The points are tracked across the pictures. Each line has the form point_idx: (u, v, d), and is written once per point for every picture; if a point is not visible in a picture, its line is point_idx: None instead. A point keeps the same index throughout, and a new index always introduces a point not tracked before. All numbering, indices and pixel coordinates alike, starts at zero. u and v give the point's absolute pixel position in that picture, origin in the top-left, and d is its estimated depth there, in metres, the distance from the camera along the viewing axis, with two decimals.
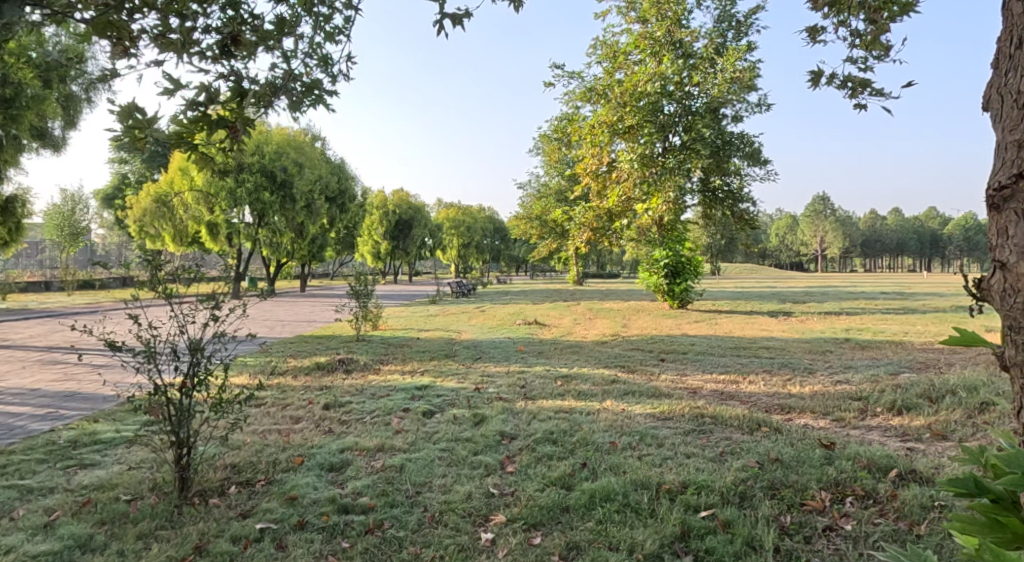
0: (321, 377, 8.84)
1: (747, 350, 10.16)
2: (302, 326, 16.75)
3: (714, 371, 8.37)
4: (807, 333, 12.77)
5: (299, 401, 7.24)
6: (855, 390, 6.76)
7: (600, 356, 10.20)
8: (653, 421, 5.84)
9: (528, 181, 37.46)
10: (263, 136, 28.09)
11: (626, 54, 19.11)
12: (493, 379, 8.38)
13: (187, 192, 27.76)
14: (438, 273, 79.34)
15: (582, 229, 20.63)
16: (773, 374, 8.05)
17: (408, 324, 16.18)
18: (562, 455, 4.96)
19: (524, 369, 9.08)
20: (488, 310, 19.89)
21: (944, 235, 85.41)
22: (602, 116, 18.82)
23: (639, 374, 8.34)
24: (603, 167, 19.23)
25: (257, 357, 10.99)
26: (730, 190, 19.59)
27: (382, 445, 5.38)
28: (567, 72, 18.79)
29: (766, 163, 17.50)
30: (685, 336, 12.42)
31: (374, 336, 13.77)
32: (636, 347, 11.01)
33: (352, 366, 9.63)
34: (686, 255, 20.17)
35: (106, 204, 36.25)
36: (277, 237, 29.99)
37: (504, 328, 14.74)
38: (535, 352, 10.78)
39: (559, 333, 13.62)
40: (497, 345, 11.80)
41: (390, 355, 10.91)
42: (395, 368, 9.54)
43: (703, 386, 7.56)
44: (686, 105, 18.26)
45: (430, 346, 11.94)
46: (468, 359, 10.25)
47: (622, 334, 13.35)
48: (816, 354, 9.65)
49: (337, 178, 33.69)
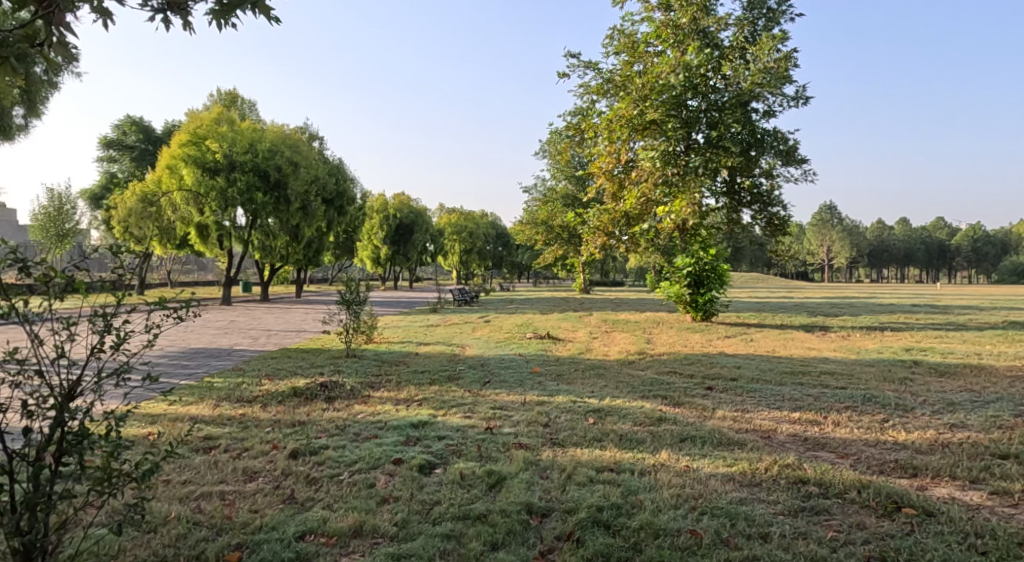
0: (297, 408, 7.20)
1: (806, 376, 8.54)
2: (289, 337, 15.13)
3: (783, 407, 6.69)
4: (861, 354, 11.11)
5: (261, 445, 5.64)
6: (991, 442, 5.10)
7: (633, 382, 8.54)
8: (736, 491, 4.27)
9: (535, 184, 35.67)
10: (257, 133, 26.63)
11: (646, 44, 17.62)
12: (509, 414, 6.75)
13: (175, 193, 25.66)
14: (439, 279, 78.18)
15: (597, 233, 19.19)
16: (859, 411, 6.37)
17: (405, 336, 14.54)
18: (623, 556, 3.50)
19: (545, 399, 7.44)
20: (493, 321, 18.25)
21: (951, 246, 83.54)
22: (620, 110, 17.18)
23: (691, 412, 6.69)
24: (619, 166, 17.95)
25: (227, 379, 9.34)
26: (760, 192, 17.76)
27: (361, 526, 3.87)
28: (582, 63, 17.21)
29: (804, 161, 15.77)
30: (724, 356, 10.77)
31: (366, 351, 12.14)
32: (672, 371, 9.33)
33: (336, 392, 8.00)
34: (710, 263, 18.46)
35: (93, 204, 34.69)
36: (271, 240, 28.52)
37: (513, 342, 13.15)
38: (552, 376, 9.10)
39: (576, 350, 12.03)
40: (506, 366, 10.13)
41: (382, 376, 9.27)
42: (390, 396, 7.88)
43: (781, 431, 5.89)
44: (712, 100, 16.65)
45: (430, 366, 10.26)
46: (474, 384, 8.59)
47: (649, 352, 11.70)
48: (896, 382, 7.96)
49: (336, 179, 32.15)
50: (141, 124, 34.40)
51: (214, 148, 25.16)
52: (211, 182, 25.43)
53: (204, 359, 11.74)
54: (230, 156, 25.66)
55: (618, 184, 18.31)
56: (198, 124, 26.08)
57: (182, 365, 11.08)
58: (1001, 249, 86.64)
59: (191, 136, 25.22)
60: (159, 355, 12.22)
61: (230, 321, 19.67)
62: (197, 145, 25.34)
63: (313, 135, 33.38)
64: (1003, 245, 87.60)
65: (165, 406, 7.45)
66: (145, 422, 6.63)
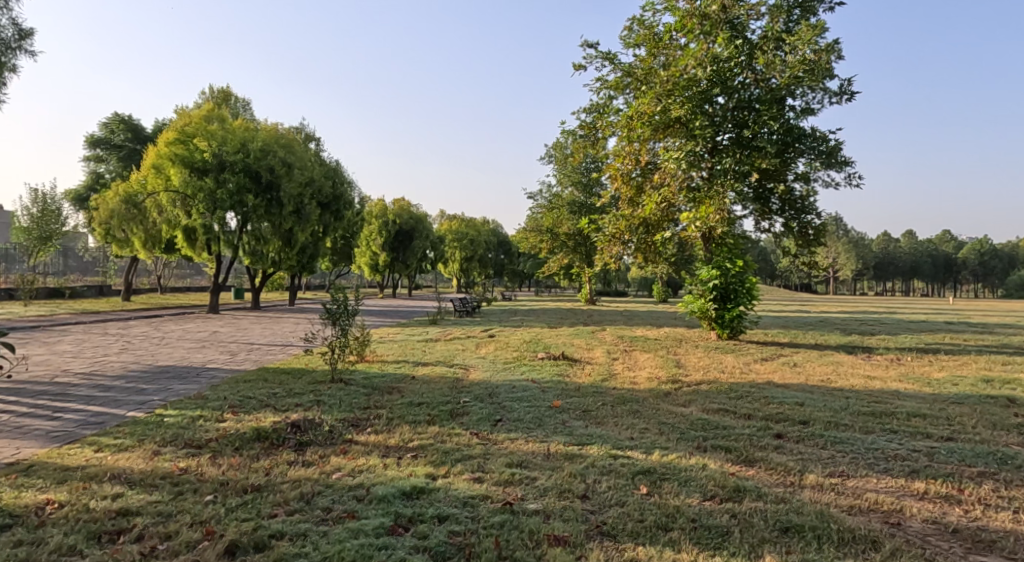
0: (255, 462, 5.55)
1: (893, 420, 6.87)
2: (271, 354, 13.48)
3: (895, 472, 5.06)
4: (933, 386, 9.44)
5: (190, 530, 4.16)
6: None
7: (679, 425, 6.85)
8: None
9: (540, 190, 33.97)
10: (250, 133, 25.01)
11: (669, 35, 16.06)
12: (530, 475, 5.12)
13: (161, 193, 24.22)
14: (438, 286, 76.76)
15: (611, 242, 17.49)
16: (1002, 483, 4.79)
17: (402, 354, 12.91)
18: None
19: (576, 451, 5.79)
20: (498, 336, 16.56)
21: (958, 260, 81.78)
22: (639, 107, 15.73)
23: (774, 476, 5.05)
24: (638, 167, 16.72)
25: (181, 412, 7.68)
26: (793, 197, 16.14)
27: None
28: (599, 54, 15.65)
29: (846, 163, 14.12)
30: (776, 387, 9.12)
31: (355, 375, 10.49)
32: (722, 409, 7.62)
33: (311, 435, 6.36)
34: (737, 275, 16.39)
35: (78, 204, 33.05)
36: (262, 244, 26.74)
37: (523, 364, 11.52)
38: (577, 414, 7.45)
39: (598, 375, 10.40)
40: (520, 397, 8.45)
41: (369, 412, 7.57)
42: (378, 442, 6.22)
43: (915, 518, 4.30)
44: (743, 96, 15.07)
45: (429, 396, 8.58)
46: (484, 425, 6.91)
47: (683, 379, 10.04)
48: (1015, 433, 6.33)
49: (332, 182, 30.49)
50: (129, 122, 32.80)
51: (202, 147, 23.59)
52: (199, 182, 23.85)
53: (166, 382, 10.05)
54: (219, 155, 24.09)
55: (635, 188, 17.00)
56: (187, 121, 24.71)
57: (138, 390, 9.38)
58: (1008, 262, 85.13)
59: (179, 135, 23.86)
60: (117, 376, 10.55)
61: (211, 333, 18.03)
62: (184, 144, 23.88)
63: (309, 136, 31.84)
64: (1011, 259, 86.02)
65: (91, 455, 5.80)
66: (49, 481, 5.01)
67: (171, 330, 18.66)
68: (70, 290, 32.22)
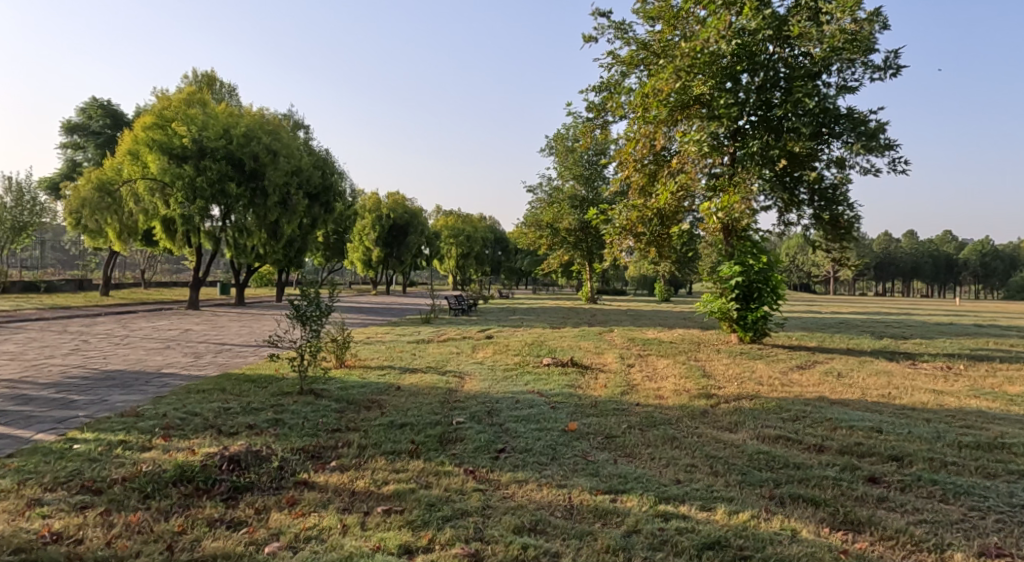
0: (163, 522, 4.00)
1: (1010, 454, 5.33)
2: (240, 357, 11.86)
3: None
4: (1018, 404, 7.88)
5: None
6: None
7: (736, 461, 5.22)
8: None
9: (540, 183, 32.36)
10: (233, 118, 23.37)
11: (690, 8, 14.43)
12: (551, 550, 3.72)
13: (138, 181, 22.61)
14: (433, 284, 75.33)
15: (622, 235, 15.85)
16: None
17: (388, 358, 11.26)
18: None
19: (609, 504, 4.21)
20: (498, 338, 14.93)
21: (960, 260, 80.20)
22: (656, 86, 14.09)
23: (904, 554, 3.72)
24: (653, 152, 15.11)
25: (98, 436, 6.07)
26: (823, 186, 14.57)
27: None
28: (612, 25, 14.04)
29: (890, 146, 12.53)
30: (835, 405, 7.53)
31: (329, 385, 8.90)
32: (783, 438, 6.01)
33: (252, 475, 4.74)
34: (761, 272, 14.75)
35: (54, 193, 31.33)
36: (246, 237, 24.85)
37: (527, 372, 9.92)
38: (600, 442, 5.87)
39: (616, 386, 8.82)
40: (526, 416, 6.85)
41: (336, 437, 5.98)
42: (341, 486, 4.62)
43: None
44: (775, 73, 13.52)
45: (414, 414, 6.96)
46: (482, 459, 5.29)
47: (718, 392, 8.48)
48: None
49: (322, 172, 28.80)
50: (109, 108, 31.11)
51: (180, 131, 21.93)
52: (177, 169, 22.16)
53: (104, 392, 8.41)
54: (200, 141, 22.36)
55: (649, 175, 15.45)
56: (165, 105, 23.06)
57: (65, 403, 7.76)
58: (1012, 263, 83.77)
59: (157, 119, 22.25)
60: (49, 384, 8.94)
61: (182, 332, 16.41)
62: (163, 128, 22.26)
63: (297, 123, 30.17)
64: (1014, 260, 84.51)
65: None
66: None
67: (140, 328, 17.06)
68: (46, 284, 30.57)
